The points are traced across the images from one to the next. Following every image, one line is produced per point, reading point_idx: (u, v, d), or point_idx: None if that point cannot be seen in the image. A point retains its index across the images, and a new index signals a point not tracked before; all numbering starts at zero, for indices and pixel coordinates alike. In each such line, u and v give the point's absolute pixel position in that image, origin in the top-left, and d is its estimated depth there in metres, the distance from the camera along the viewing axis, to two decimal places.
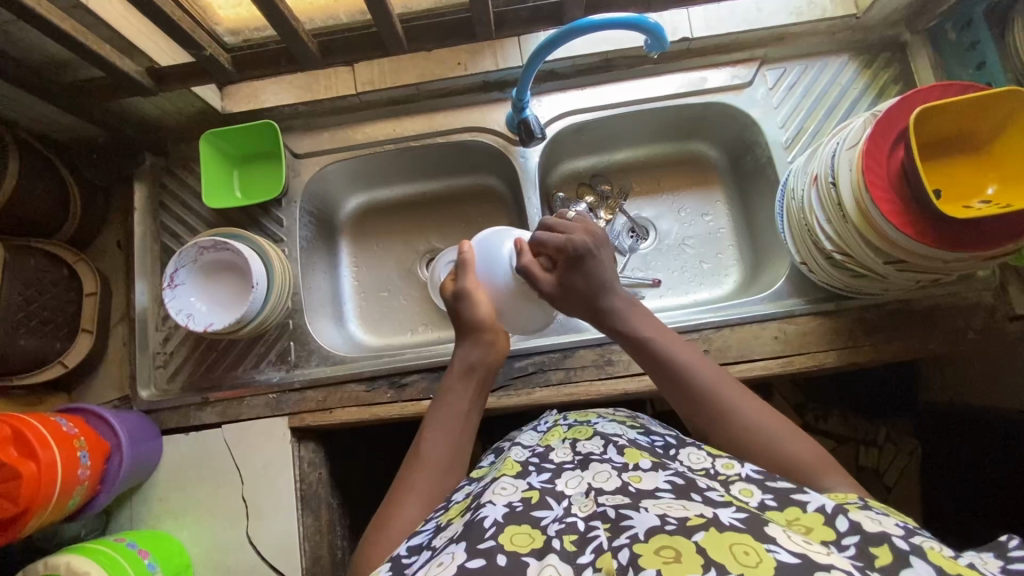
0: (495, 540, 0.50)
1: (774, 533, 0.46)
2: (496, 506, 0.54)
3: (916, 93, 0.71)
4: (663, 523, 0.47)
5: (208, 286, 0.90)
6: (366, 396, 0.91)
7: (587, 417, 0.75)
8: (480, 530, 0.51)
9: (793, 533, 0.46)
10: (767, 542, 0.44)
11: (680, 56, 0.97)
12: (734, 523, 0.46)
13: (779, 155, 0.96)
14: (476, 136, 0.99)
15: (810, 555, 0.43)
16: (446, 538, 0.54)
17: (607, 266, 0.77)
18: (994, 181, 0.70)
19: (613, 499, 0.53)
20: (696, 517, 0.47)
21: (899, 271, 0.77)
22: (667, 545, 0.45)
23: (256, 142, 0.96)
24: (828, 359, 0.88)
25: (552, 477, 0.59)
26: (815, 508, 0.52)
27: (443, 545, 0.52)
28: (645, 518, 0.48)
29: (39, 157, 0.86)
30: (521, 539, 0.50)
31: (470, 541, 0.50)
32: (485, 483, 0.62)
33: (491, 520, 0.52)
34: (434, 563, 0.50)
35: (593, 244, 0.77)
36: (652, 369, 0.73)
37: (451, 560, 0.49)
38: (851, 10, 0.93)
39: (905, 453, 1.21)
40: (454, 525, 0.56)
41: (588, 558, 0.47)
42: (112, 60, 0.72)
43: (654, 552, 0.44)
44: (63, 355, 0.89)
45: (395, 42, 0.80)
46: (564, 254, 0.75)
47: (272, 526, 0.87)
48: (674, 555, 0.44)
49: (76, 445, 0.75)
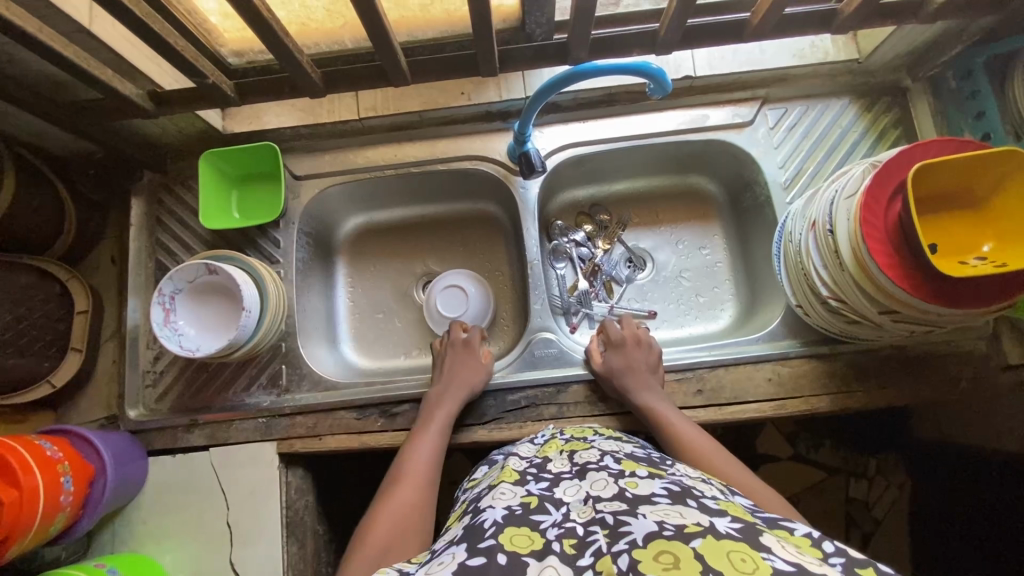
0: (495, 539, 0.51)
1: (770, 543, 0.45)
2: (496, 509, 0.56)
3: (916, 149, 0.72)
4: (660, 528, 0.47)
5: (198, 308, 0.88)
6: (357, 424, 0.90)
7: (584, 433, 0.75)
8: (481, 531, 0.53)
9: (787, 544, 0.46)
10: (763, 551, 0.44)
11: (682, 93, 0.98)
12: (730, 532, 0.46)
13: (777, 195, 0.97)
14: (477, 164, 0.99)
15: (805, 565, 0.43)
16: (447, 541, 0.56)
17: (642, 363, 0.87)
18: (990, 239, 0.70)
19: (610, 506, 0.53)
20: (693, 526, 0.47)
21: (894, 321, 0.77)
22: (666, 550, 0.44)
23: (255, 162, 0.95)
24: (821, 404, 0.88)
25: (550, 486, 0.60)
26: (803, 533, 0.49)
27: (445, 547, 0.54)
28: (643, 524, 0.48)
29: (36, 174, 0.86)
30: (521, 541, 0.51)
31: (472, 541, 0.52)
32: (485, 488, 0.64)
33: (492, 522, 0.54)
34: (435, 563, 0.51)
35: (637, 347, 0.90)
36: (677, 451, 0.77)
37: (452, 559, 0.50)
38: (853, 55, 0.94)
39: (895, 487, 1.22)
40: (454, 528, 0.58)
41: (588, 561, 0.47)
42: (114, 84, 0.72)
43: (652, 560, 0.44)
44: (51, 374, 0.88)
45: (398, 75, 0.80)
46: (613, 349, 0.90)
47: (256, 553, 0.86)
48: (672, 561, 0.43)
49: (59, 470, 0.74)
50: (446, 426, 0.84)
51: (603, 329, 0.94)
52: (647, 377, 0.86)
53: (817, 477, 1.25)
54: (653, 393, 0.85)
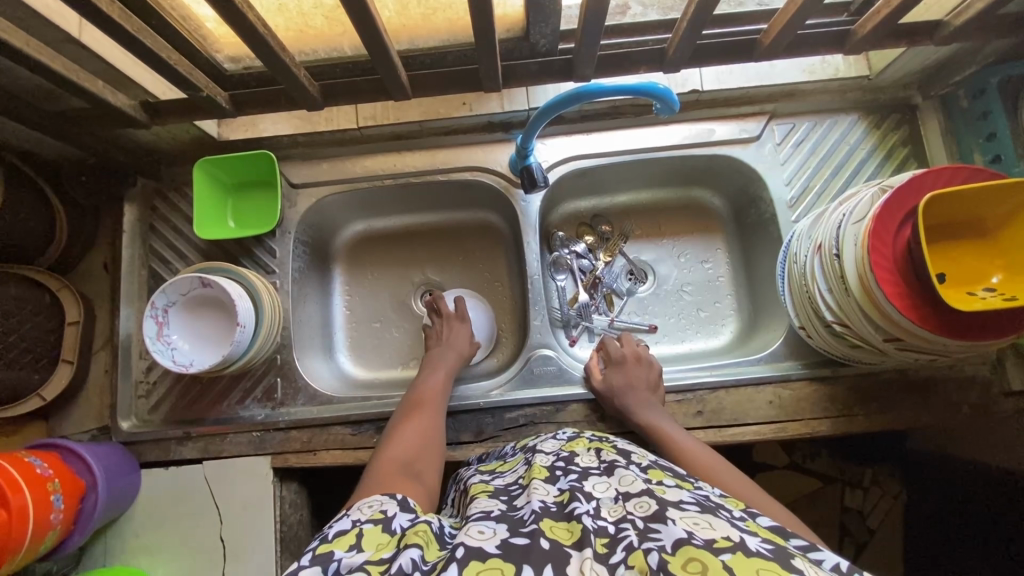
0: (536, 525, 0.51)
1: (801, 566, 0.44)
2: (532, 501, 0.55)
3: (927, 175, 0.70)
4: (690, 536, 0.46)
5: (193, 322, 0.87)
6: (352, 439, 0.89)
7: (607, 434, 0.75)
8: (520, 519, 0.52)
9: (819, 571, 0.45)
10: (794, 572, 0.43)
11: (688, 107, 0.96)
12: (762, 551, 0.45)
13: (783, 213, 0.95)
14: (478, 175, 0.97)
15: None
16: (479, 512, 0.56)
17: (646, 377, 0.87)
18: (999, 269, 0.69)
19: (641, 508, 0.52)
20: (723, 540, 0.46)
21: (899, 349, 0.76)
22: (694, 558, 0.43)
23: (250, 171, 0.94)
24: (822, 427, 0.88)
25: (579, 479, 0.59)
26: (830, 566, 0.48)
27: (478, 517, 0.54)
28: (672, 531, 0.47)
29: (26, 182, 0.84)
30: (561, 532, 0.50)
31: (512, 526, 0.51)
32: (513, 481, 0.64)
33: (529, 512, 0.53)
34: (475, 530, 0.51)
35: (640, 359, 0.90)
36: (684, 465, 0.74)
37: (493, 533, 0.50)
38: (864, 71, 0.92)
39: (890, 496, 1.17)
40: (484, 504, 0.58)
41: (619, 557, 0.46)
42: (105, 96, 0.71)
43: (681, 566, 0.43)
44: (41, 386, 0.86)
45: (399, 89, 0.78)
46: (615, 361, 0.90)
47: (249, 569, 0.85)
48: (699, 570, 0.42)
49: (49, 487, 0.73)
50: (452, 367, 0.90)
51: (601, 345, 0.94)
52: (649, 399, 0.85)
53: (813, 487, 1.20)
54: (657, 411, 0.84)
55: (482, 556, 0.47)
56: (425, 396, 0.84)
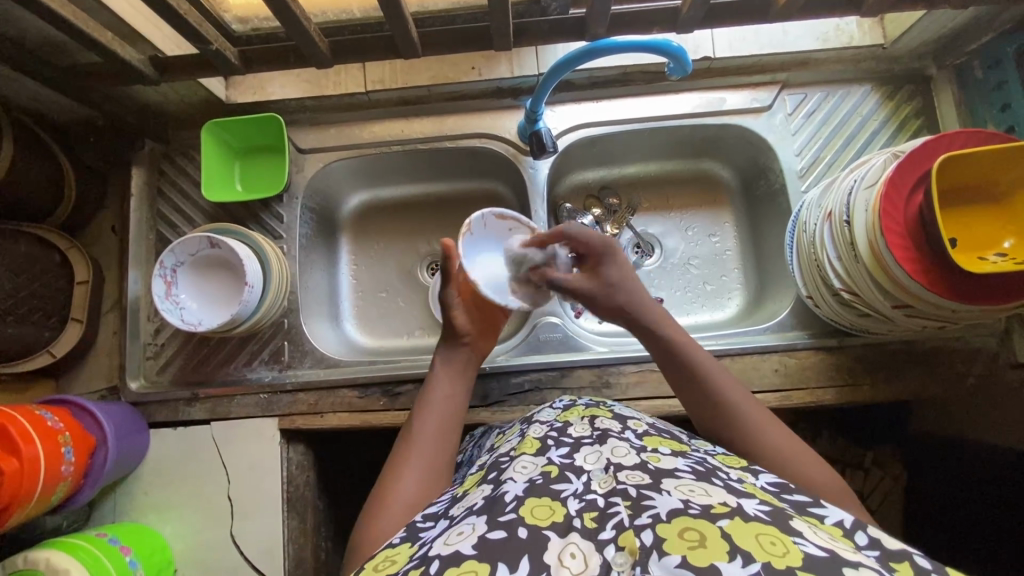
0: (515, 513, 0.48)
1: (800, 528, 0.44)
2: (516, 482, 0.52)
3: (941, 139, 0.70)
4: (686, 506, 0.45)
5: (201, 282, 0.87)
6: (359, 402, 0.90)
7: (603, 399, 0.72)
8: (500, 503, 0.50)
9: (818, 530, 0.45)
10: (793, 535, 0.43)
11: (699, 75, 0.95)
12: (760, 514, 0.45)
13: (793, 183, 0.94)
14: (486, 142, 0.96)
15: (838, 551, 0.42)
16: (464, 508, 0.53)
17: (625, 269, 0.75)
18: (1011, 235, 0.69)
19: (632, 477, 0.50)
20: (720, 506, 0.45)
21: (906, 316, 0.75)
22: (690, 527, 0.43)
23: (258, 134, 0.93)
24: (827, 397, 0.88)
25: (570, 452, 0.56)
26: (833, 522, 0.48)
27: (462, 514, 0.51)
28: (667, 501, 0.46)
29: (35, 139, 0.84)
30: (541, 512, 0.48)
31: (492, 514, 0.49)
32: (503, 455, 0.61)
33: (512, 496, 0.50)
34: (454, 532, 0.48)
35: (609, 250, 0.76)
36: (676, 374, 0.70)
37: (472, 531, 0.47)
38: (879, 40, 0.91)
39: (891, 478, 1.18)
40: (473, 494, 0.55)
41: (609, 535, 0.45)
42: (115, 49, 0.70)
43: (677, 537, 0.43)
44: (51, 344, 0.87)
45: (409, 48, 0.78)
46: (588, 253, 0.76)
47: (257, 528, 0.87)
48: (698, 539, 0.42)
49: (60, 440, 0.73)
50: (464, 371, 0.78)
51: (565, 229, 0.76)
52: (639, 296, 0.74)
53: None
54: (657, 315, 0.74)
55: (457, 560, 0.44)
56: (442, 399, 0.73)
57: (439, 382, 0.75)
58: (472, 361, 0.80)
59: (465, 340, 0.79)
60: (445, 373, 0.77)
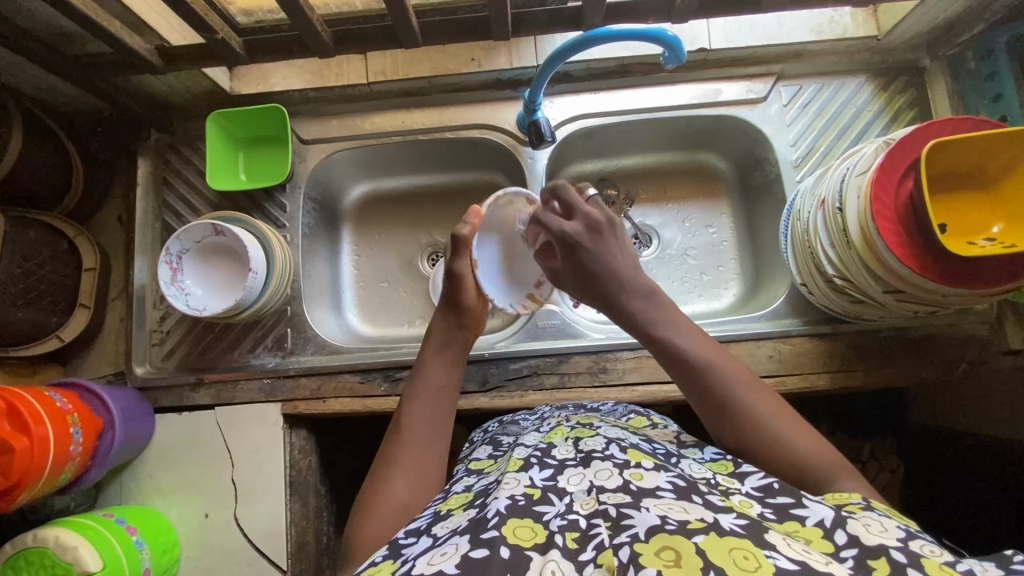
0: (498, 531, 0.48)
1: (775, 541, 0.45)
2: (499, 499, 0.53)
3: (932, 126, 0.71)
4: (663, 522, 0.46)
5: (206, 270, 0.90)
6: (361, 388, 0.92)
7: (590, 420, 0.70)
8: (483, 521, 0.50)
9: (792, 541, 0.46)
10: (766, 548, 0.44)
11: (696, 66, 0.97)
12: (735, 529, 0.46)
13: (788, 173, 0.96)
14: (486, 133, 0.98)
15: (810, 564, 0.42)
16: (449, 529, 0.53)
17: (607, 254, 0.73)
18: (1000, 220, 0.70)
19: (614, 497, 0.51)
20: (697, 521, 0.46)
21: (898, 300, 0.77)
22: (667, 546, 0.44)
23: (261, 125, 0.95)
24: (821, 382, 0.89)
25: (553, 474, 0.57)
26: (814, 522, 0.49)
27: (447, 536, 0.51)
28: (646, 517, 0.47)
29: (44, 129, 0.86)
30: (523, 533, 0.48)
31: (474, 533, 0.49)
32: (490, 479, 0.60)
33: (494, 512, 0.51)
34: (436, 553, 0.48)
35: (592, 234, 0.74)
36: (676, 370, 0.67)
37: (455, 550, 0.47)
38: (873, 31, 0.92)
39: (888, 470, 1.13)
40: (457, 517, 0.54)
41: (589, 555, 0.46)
42: (122, 37, 0.73)
43: (654, 554, 0.43)
44: (60, 328, 0.90)
45: (410, 37, 0.79)
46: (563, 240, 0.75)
47: (260, 510, 0.88)
48: (673, 558, 0.43)
49: (69, 421, 0.75)
50: (449, 364, 0.76)
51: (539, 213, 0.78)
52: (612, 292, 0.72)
53: None
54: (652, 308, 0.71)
55: None
56: (421, 392, 0.72)
57: (429, 377, 0.74)
58: (461, 356, 0.77)
59: (462, 326, 0.79)
60: (434, 368, 0.75)
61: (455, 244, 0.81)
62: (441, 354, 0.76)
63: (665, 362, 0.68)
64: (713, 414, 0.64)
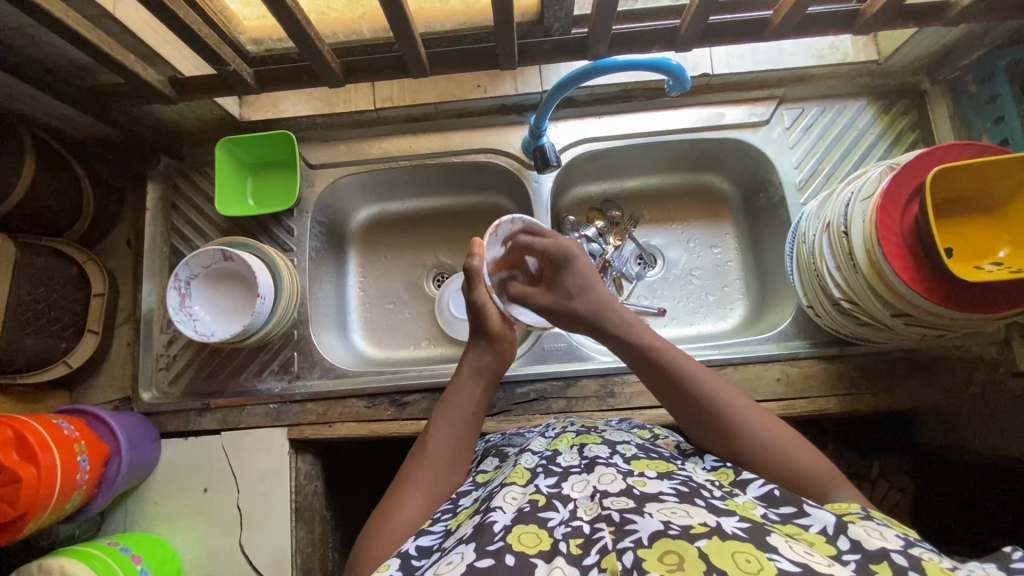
0: (503, 541, 0.48)
1: (777, 543, 0.44)
2: (505, 512, 0.52)
3: (934, 152, 0.72)
4: (666, 527, 0.46)
5: (215, 294, 0.90)
6: (367, 412, 0.91)
7: (595, 424, 0.70)
8: (489, 531, 0.50)
9: (795, 543, 0.45)
10: (769, 550, 0.43)
11: (700, 91, 0.98)
12: (737, 532, 0.45)
13: (791, 196, 0.96)
14: (492, 157, 0.99)
15: (815, 567, 0.42)
16: (456, 539, 0.53)
17: (588, 276, 0.79)
18: (1006, 244, 0.71)
19: (617, 502, 0.50)
20: (700, 525, 0.46)
21: (905, 324, 0.77)
22: (671, 551, 0.43)
23: (268, 152, 0.96)
24: (829, 405, 0.89)
25: (558, 481, 0.56)
26: (817, 529, 0.49)
27: (453, 545, 0.51)
28: (649, 523, 0.46)
29: (56, 157, 0.87)
30: (528, 540, 0.48)
31: (480, 543, 0.49)
32: (493, 485, 0.59)
33: (500, 525, 0.50)
34: (444, 563, 0.48)
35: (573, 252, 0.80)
36: (653, 380, 0.69)
37: (459, 560, 0.48)
38: (873, 56, 0.94)
39: (896, 489, 1.12)
40: (464, 526, 0.54)
41: (593, 560, 0.46)
42: (136, 69, 0.75)
43: (657, 559, 0.43)
44: (68, 354, 0.90)
45: (418, 66, 0.80)
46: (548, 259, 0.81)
47: (266, 537, 0.87)
48: (677, 562, 0.42)
49: (76, 448, 0.75)
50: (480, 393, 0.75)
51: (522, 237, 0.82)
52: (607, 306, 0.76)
53: None
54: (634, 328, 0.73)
55: None
56: (450, 416, 0.72)
57: (461, 401, 0.74)
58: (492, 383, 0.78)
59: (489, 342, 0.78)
60: (468, 393, 0.75)
61: (467, 275, 0.78)
62: (475, 379, 0.76)
63: (644, 373, 0.70)
64: (692, 421, 0.65)
